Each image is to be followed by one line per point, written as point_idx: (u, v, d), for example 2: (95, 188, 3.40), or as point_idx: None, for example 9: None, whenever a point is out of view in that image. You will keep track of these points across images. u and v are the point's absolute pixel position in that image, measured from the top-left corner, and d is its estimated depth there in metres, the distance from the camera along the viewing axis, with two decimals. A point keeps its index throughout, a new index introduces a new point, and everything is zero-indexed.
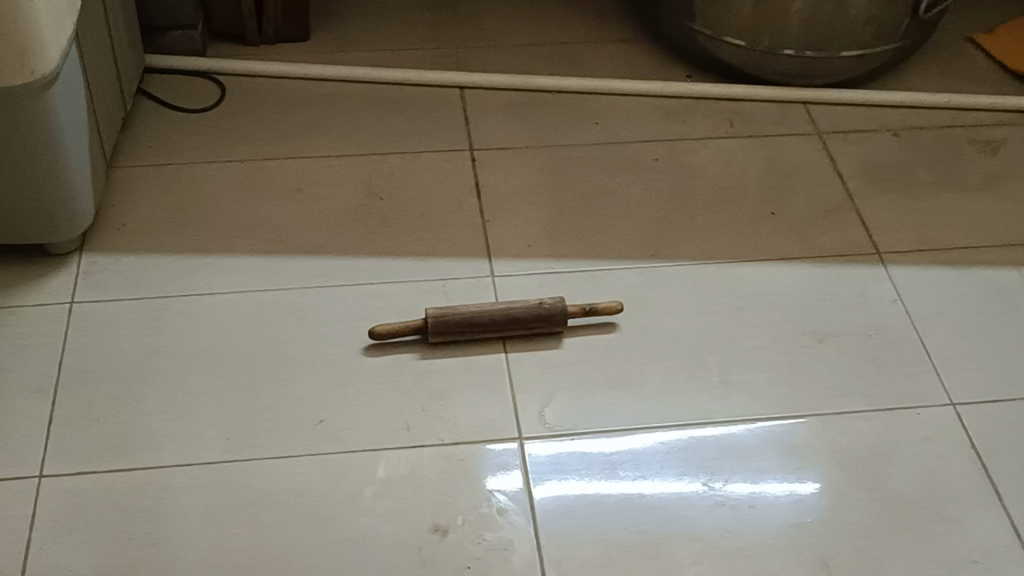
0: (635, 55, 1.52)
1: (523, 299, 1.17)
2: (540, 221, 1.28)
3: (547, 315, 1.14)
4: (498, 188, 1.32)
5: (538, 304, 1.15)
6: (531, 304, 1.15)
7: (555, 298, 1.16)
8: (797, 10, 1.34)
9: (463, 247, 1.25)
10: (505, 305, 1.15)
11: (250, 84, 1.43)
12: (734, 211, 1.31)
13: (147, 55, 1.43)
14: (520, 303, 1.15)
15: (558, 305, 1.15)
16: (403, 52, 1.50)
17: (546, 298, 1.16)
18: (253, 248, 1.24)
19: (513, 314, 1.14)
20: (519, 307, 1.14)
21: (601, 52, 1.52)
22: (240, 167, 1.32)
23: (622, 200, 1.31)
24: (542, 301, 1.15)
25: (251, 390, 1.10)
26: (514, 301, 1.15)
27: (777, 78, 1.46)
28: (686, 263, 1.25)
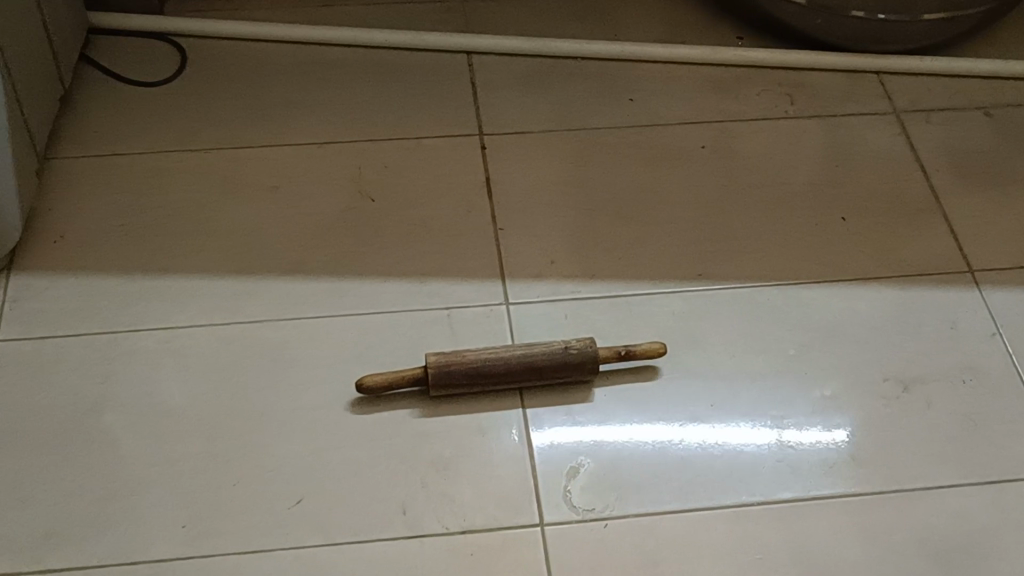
0: (675, 12, 1.28)
1: (543, 341, 0.96)
2: (566, 230, 1.07)
3: (575, 362, 0.94)
4: (514, 184, 1.10)
5: (562, 348, 0.95)
6: (555, 349, 0.95)
7: (583, 339, 0.95)
8: None
9: (472, 265, 1.04)
10: (522, 350, 0.94)
11: (217, 49, 1.20)
12: (796, 215, 1.09)
13: (93, 15, 1.19)
14: (541, 347, 0.95)
15: (589, 350, 0.95)
16: (399, 9, 1.26)
17: (571, 340, 0.95)
18: (218, 265, 1.02)
19: (533, 363, 0.94)
20: (539, 352, 0.94)
21: (634, 8, 1.28)
22: (205, 157, 1.10)
23: (665, 201, 1.09)
24: (567, 345, 0.95)
25: (214, 458, 0.90)
26: (534, 344, 0.95)
27: (845, 43, 1.22)
28: (740, 285, 1.03)
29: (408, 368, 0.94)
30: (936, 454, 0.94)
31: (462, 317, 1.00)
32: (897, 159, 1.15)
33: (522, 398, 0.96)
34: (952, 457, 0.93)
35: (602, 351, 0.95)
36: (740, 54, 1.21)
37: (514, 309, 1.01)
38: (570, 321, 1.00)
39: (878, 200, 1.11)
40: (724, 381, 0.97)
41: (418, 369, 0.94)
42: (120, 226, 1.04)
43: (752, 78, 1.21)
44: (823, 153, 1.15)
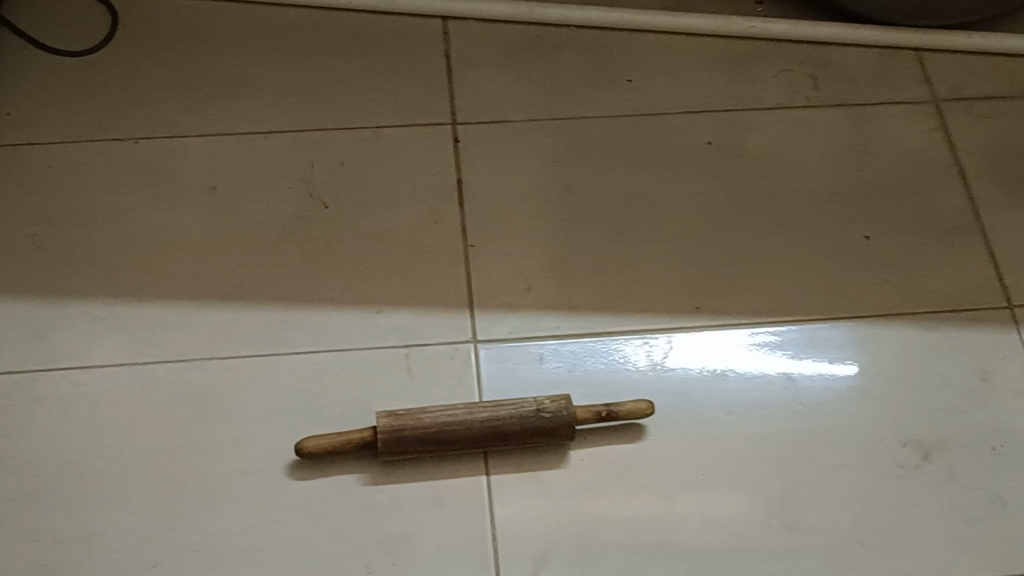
0: None
1: (513, 398, 0.84)
2: (547, 247, 0.93)
3: (548, 426, 0.82)
4: (489, 188, 0.95)
5: (534, 411, 0.82)
6: (525, 409, 0.82)
7: (558, 397, 0.84)
8: None
9: (437, 290, 0.90)
10: (488, 411, 0.82)
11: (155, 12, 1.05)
12: (814, 231, 0.95)
13: None
14: (509, 406, 0.82)
15: (564, 412, 0.82)
16: None
17: (544, 398, 0.83)
18: (143, 289, 0.89)
19: (499, 428, 0.82)
20: (507, 414, 0.82)
21: None
22: (134, 149, 0.96)
23: (663, 212, 0.95)
24: (539, 405, 0.83)
25: (131, 534, 0.79)
26: (501, 401, 0.83)
27: (878, 15, 1.06)
28: (745, 322, 0.90)
29: (356, 430, 0.82)
30: (957, 538, 0.82)
31: (422, 359, 0.87)
32: (934, 161, 0.99)
33: (486, 462, 0.83)
34: (974, 543, 0.81)
35: (580, 413, 0.83)
36: (757, 29, 1.05)
37: (482, 348, 0.88)
38: (545, 367, 0.87)
39: (908, 212, 0.96)
40: (716, 446, 0.85)
41: (370, 432, 0.82)
42: (33, 236, 0.91)
43: (770, 58, 1.05)
44: (848, 151, 0.99)
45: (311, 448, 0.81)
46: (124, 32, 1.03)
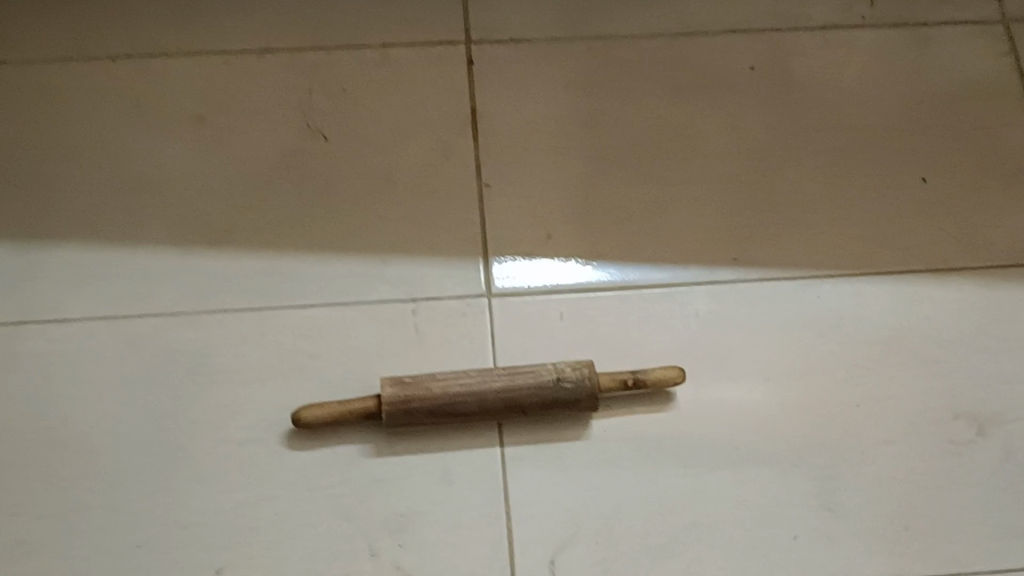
0: None
1: (531, 363, 0.77)
2: (570, 187, 0.84)
3: (569, 397, 0.75)
4: (507, 120, 0.86)
5: (554, 379, 0.75)
6: (544, 377, 0.75)
7: (581, 362, 0.76)
8: None
9: (449, 237, 0.82)
10: (503, 378, 0.75)
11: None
12: (864, 172, 0.86)
13: None
14: (527, 374, 0.75)
15: (588, 380, 0.75)
16: None
17: (565, 365, 0.76)
18: (125, 232, 0.81)
19: (515, 398, 0.74)
20: (524, 382, 0.75)
21: None
22: (114, 71, 0.86)
23: (698, 148, 0.86)
24: (559, 372, 0.75)
25: (115, 509, 0.73)
26: (518, 368, 0.75)
27: None
28: (786, 276, 0.82)
29: (358, 399, 0.75)
30: (1009, 524, 0.76)
31: (430, 316, 0.80)
32: (999, 94, 0.90)
33: (500, 433, 0.77)
34: None
35: (604, 382, 0.76)
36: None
37: (496, 302, 0.80)
38: (566, 326, 0.80)
39: (969, 152, 0.87)
40: (751, 414, 0.78)
41: (374, 402, 0.75)
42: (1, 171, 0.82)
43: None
44: (904, 79, 0.90)
45: (309, 419, 0.74)
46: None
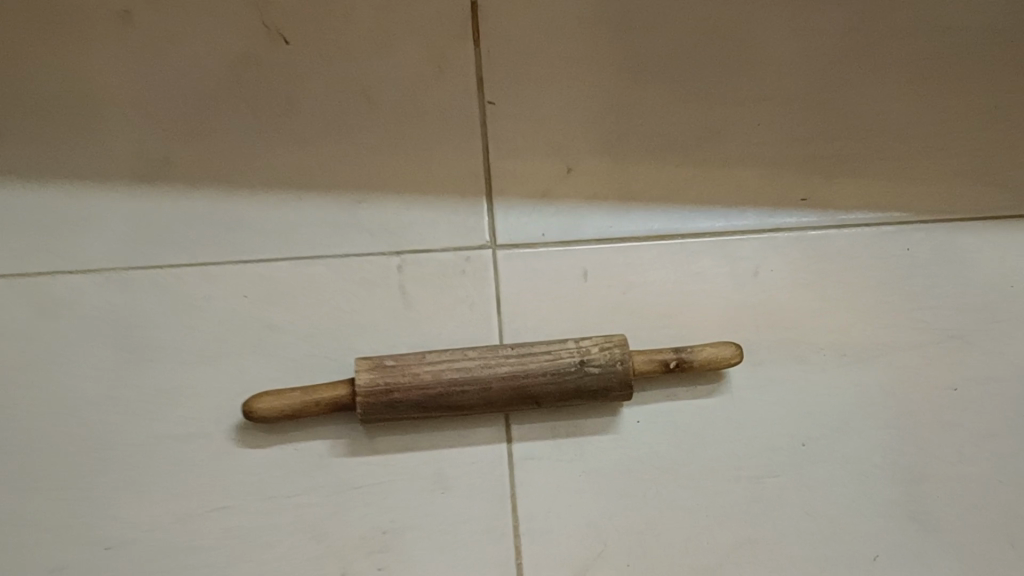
0: None
1: (549, 340, 0.61)
2: (597, 107, 0.67)
3: (597, 385, 0.59)
4: (516, 16, 0.68)
5: (579, 364, 0.58)
6: (565, 361, 0.58)
7: (613, 340, 0.60)
8: None
9: (444, 173, 0.65)
10: (513, 363, 0.58)
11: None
12: (962, 91, 0.69)
13: None
14: (543, 356, 0.59)
15: (621, 364, 0.59)
16: None
17: (591, 345, 0.59)
18: (31, 161, 0.63)
19: (529, 387, 0.58)
20: (540, 368, 0.58)
21: None
22: None
23: (757, 57, 0.68)
24: (585, 354, 0.59)
25: (23, 524, 0.58)
26: (532, 347, 0.59)
27: None
28: (865, 223, 0.66)
29: (329, 385, 0.59)
30: None
31: (420, 275, 0.63)
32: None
33: (508, 424, 0.61)
34: None
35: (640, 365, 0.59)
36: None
37: (502, 255, 0.64)
38: (590, 288, 0.63)
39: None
40: (821, 400, 0.63)
41: (348, 390, 0.58)
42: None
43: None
44: None
45: (263, 412, 0.58)
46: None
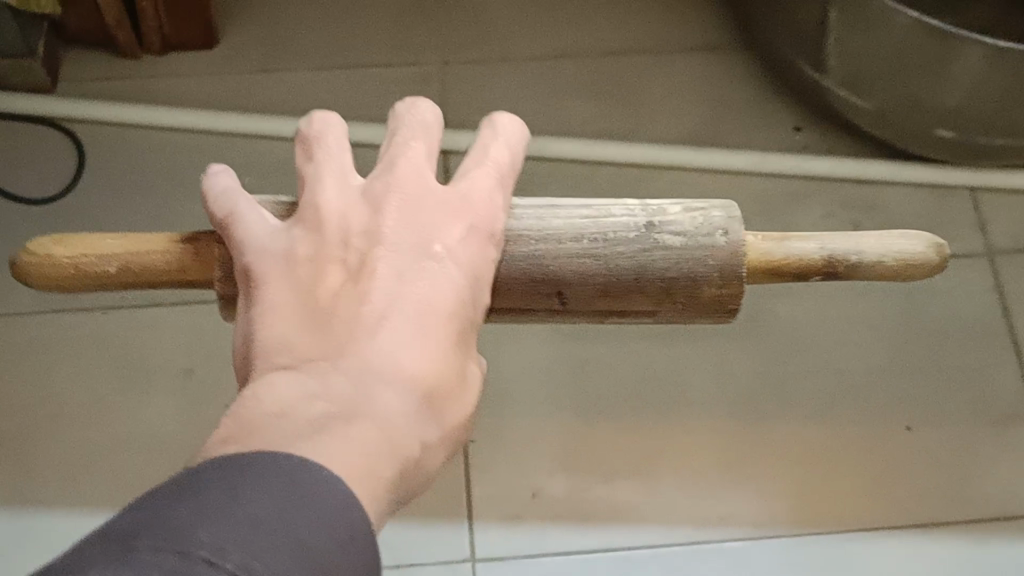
0: (723, 79, 0.97)
1: (600, 216, 0.46)
2: (567, 390, 0.84)
3: (678, 314, 0.47)
4: (492, 365, 0.85)
5: (648, 291, 0.46)
6: (626, 277, 0.46)
7: (714, 252, 0.46)
8: (963, 89, 0.82)
9: (437, 496, 0.80)
10: (547, 243, 0.46)
11: (128, 36, 0.91)
12: (849, 413, 0.84)
13: None
14: (585, 265, 0.46)
15: (729, 287, 0.46)
16: (356, 67, 0.95)
17: (668, 264, 0.45)
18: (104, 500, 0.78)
19: (551, 315, 0.47)
20: (568, 294, 0.46)
21: (666, 73, 0.97)
22: (103, 322, 0.83)
23: (681, 394, 0.84)
24: (665, 285, 0.46)
25: None
26: (570, 242, 0.46)
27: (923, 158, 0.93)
28: (777, 533, 0.80)
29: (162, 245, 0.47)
30: None
31: None
32: (1005, 273, 0.90)
33: None
34: None
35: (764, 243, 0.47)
36: (844, 67, 0.87)
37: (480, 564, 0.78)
38: None
39: (977, 352, 0.87)
40: None
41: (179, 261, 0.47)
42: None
43: (897, 83, 0.85)
44: (894, 307, 0.89)
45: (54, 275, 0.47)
46: (87, 77, 0.93)
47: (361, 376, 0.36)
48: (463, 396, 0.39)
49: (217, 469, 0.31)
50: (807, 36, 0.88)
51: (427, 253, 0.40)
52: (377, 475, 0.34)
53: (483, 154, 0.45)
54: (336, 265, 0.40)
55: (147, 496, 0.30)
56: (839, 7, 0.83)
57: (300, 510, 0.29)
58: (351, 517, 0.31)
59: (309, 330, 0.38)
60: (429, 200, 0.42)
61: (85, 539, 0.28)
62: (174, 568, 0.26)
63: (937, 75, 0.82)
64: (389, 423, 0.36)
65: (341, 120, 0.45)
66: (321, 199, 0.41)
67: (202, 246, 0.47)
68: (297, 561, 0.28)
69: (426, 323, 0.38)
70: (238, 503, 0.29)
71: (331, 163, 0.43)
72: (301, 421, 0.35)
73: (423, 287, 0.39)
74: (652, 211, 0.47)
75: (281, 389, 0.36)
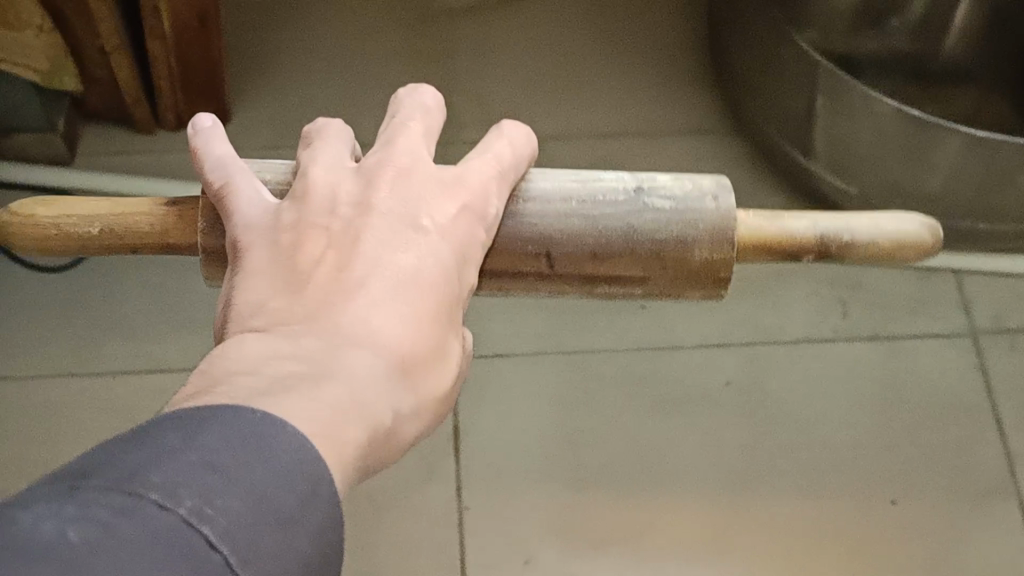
0: (715, 160, 1.00)
1: (589, 180, 0.47)
2: (560, 461, 0.86)
3: (667, 288, 0.47)
4: (488, 432, 0.87)
5: (638, 253, 0.45)
6: (615, 240, 0.45)
7: (703, 217, 0.46)
8: (942, 178, 0.86)
9: (431, 561, 0.81)
10: (542, 207, 0.46)
11: (146, 112, 0.95)
12: (835, 486, 0.86)
13: None
14: (577, 228, 0.45)
15: (718, 253, 0.45)
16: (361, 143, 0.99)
17: (661, 225, 0.45)
18: None
19: (535, 285, 0.46)
20: (554, 256, 0.45)
21: (660, 154, 1.00)
22: (111, 386, 0.86)
23: (671, 465, 0.86)
24: (653, 248, 0.45)
25: None
26: (560, 204, 0.46)
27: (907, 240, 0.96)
28: None
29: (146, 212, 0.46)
30: None
31: None
32: (988, 351, 0.93)
33: None
34: None
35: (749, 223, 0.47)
36: (830, 152, 0.91)
37: None
38: None
39: (960, 429, 0.89)
40: None
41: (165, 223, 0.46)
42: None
43: (880, 167, 0.88)
44: (880, 382, 0.91)
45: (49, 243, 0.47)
46: (105, 151, 0.97)
47: (334, 339, 0.35)
48: (445, 370, 0.37)
49: (174, 419, 0.30)
50: (795, 122, 0.92)
51: (415, 224, 0.38)
52: (344, 436, 0.32)
53: (489, 145, 0.43)
54: (319, 228, 0.38)
55: (104, 445, 0.29)
56: (824, 94, 0.87)
57: (257, 457, 0.29)
58: (312, 469, 0.30)
59: (288, 291, 0.36)
60: (423, 176, 0.40)
61: (39, 483, 0.28)
62: (120, 511, 0.26)
63: (917, 161, 0.86)
64: (360, 387, 0.34)
65: (339, 122, 0.43)
66: (314, 171, 0.40)
67: (185, 210, 0.46)
68: (250, 506, 0.27)
69: (405, 293, 0.36)
70: (192, 448, 0.28)
71: (330, 145, 0.42)
72: (267, 379, 0.33)
73: (406, 257, 0.37)
74: (642, 178, 0.47)
75: (251, 349, 0.34)
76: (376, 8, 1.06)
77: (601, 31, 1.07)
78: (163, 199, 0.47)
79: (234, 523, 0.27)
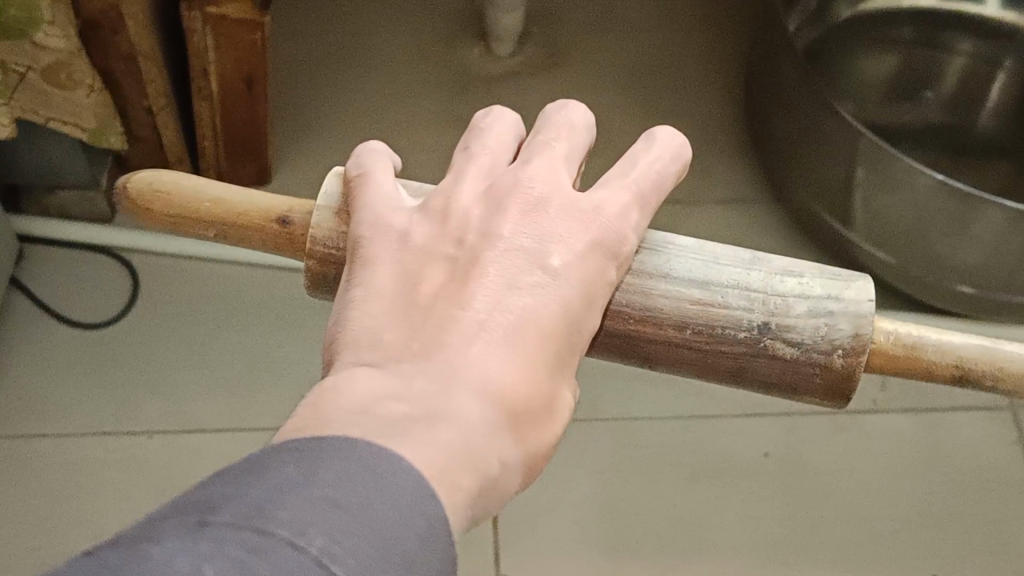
0: (752, 228, 1.01)
1: (713, 304, 0.44)
2: (599, 530, 0.85)
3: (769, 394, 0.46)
4: (527, 500, 0.86)
5: (743, 380, 0.45)
6: (723, 370, 0.44)
7: (825, 371, 0.44)
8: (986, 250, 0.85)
9: None
10: (650, 325, 0.43)
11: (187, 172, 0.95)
12: (879, 562, 0.85)
13: (32, 225, 0.92)
14: (683, 354, 0.44)
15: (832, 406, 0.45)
16: None
17: (773, 368, 0.44)
18: None
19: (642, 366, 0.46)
20: (658, 364, 0.45)
21: (698, 220, 1.01)
22: (148, 446, 0.85)
23: (711, 536, 0.85)
24: (760, 382, 0.45)
25: None
26: (671, 329, 0.44)
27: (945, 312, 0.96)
28: None
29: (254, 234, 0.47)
30: None
31: None
32: None
33: None
34: None
35: (884, 344, 0.45)
36: (870, 223, 0.91)
37: None
38: None
39: (1001, 505, 0.89)
40: None
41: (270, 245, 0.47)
42: (8, 473, 0.83)
43: (921, 240, 0.88)
44: (920, 456, 0.91)
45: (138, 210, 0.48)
46: None
47: (447, 379, 0.34)
48: (556, 422, 0.36)
49: (295, 451, 0.29)
50: (835, 191, 0.93)
51: (543, 263, 0.37)
52: (455, 483, 0.31)
53: (641, 157, 0.43)
54: (442, 263, 0.37)
55: (220, 476, 0.28)
56: (865, 164, 0.87)
57: (378, 494, 0.28)
58: (430, 509, 0.29)
59: (401, 325, 0.36)
60: (561, 199, 0.39)
61: (157, 518, 0.27)
62: (252, 548, 0.25)
63: (959, 235, 0.86)
64: (473, 431, 0.33)
65: (510, 117, 0.44)
66: (453, 192, 0.40)
67: (295, 233, 0.47)
68: (375, 546, 0.26)
69: (523, 341, 0.35)
70: (316, 486, 0.27)
71: (488, 152, 0.42)
72: (381, 415, 0.32)
73: (530, 300, 0.36)
74: (773, 307, 0.44)
75: (361, 385, 0.34)
76: (417, 75, 1.08)
77: (638, 99, 1.09)
78: (275, 216, 0.47)
79: (362, 562, 0.26)
